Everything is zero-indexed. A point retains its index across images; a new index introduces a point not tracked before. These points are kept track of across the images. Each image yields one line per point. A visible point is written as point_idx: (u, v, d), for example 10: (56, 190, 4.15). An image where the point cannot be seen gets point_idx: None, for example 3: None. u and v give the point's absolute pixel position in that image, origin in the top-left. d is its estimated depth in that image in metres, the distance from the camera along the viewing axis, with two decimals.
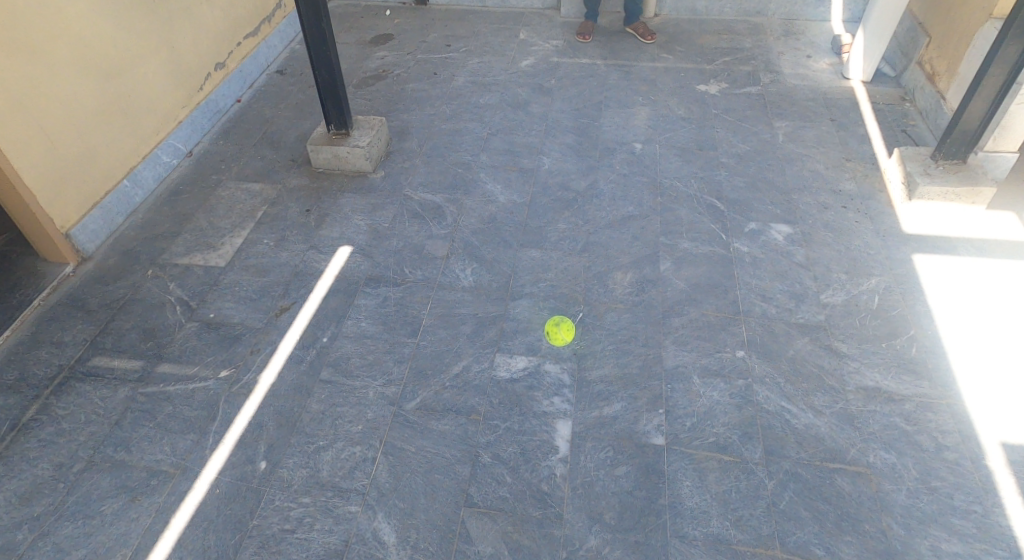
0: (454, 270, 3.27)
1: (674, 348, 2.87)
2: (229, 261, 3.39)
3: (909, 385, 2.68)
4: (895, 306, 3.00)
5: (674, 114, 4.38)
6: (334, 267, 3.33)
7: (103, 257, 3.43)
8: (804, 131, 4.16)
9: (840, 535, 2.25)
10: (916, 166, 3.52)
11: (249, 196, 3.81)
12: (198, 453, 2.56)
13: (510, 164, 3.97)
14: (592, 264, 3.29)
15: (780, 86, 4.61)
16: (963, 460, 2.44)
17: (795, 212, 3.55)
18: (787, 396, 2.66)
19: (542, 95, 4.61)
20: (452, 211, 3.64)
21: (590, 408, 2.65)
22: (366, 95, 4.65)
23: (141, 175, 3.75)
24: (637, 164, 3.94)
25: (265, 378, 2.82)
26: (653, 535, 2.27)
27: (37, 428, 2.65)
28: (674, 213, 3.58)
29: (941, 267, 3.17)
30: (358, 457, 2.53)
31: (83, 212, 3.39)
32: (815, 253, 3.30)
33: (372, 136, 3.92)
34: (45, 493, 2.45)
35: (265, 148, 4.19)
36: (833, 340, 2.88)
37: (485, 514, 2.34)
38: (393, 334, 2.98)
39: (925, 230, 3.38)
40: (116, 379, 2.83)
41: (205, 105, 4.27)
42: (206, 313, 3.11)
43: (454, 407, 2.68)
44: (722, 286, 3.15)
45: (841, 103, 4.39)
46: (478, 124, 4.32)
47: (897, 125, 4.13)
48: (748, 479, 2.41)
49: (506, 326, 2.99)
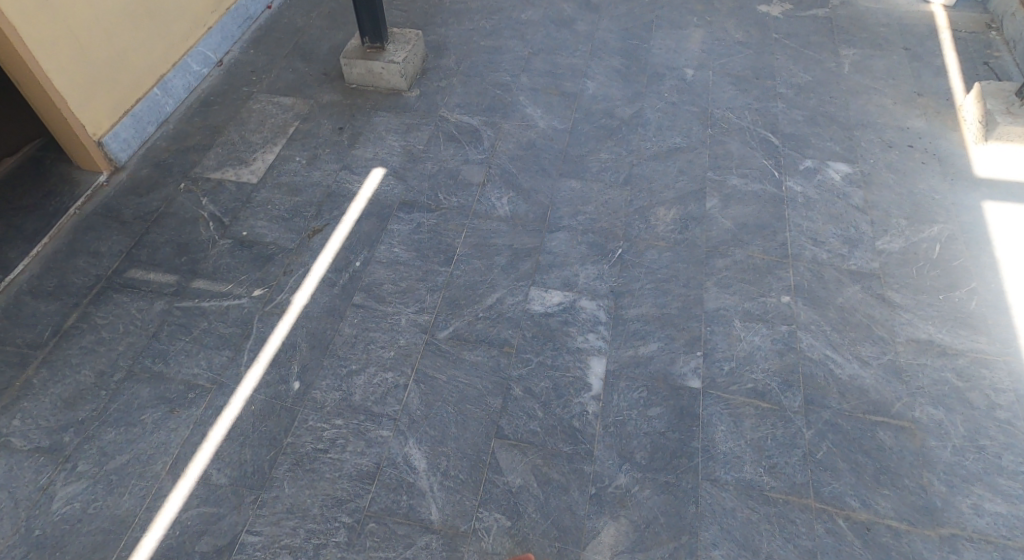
0: (490, 198, 3.16)
1: (717, 290, 2.76)
2: (261, 178, 3.32)
3: (965, 340, 2.55)
4: (957, 256, 2.82)
5: (731, 37, 4.06)
6: (368, 189, 3.24)
7: (136, 168, 3.38)
8: (873, 60, 3.82)
9: (877, 488, 2.20)
10: (997, 104, 3.24)
11: (280, 111, 3.69)
12: (233, 370, 2.59)
13: (552, 87, 3.75)
14: (634, 198, 3.13)
15: (850, 9, 4.22)
16: (1016, 420, 2.34)
17: (856, 150, 3.31)
18: (832, 345, 2.56)
19: (588, 12, 4.30)
20: (490, 135, 3.48)
21: (626, 347, 2.60)
22: (402, 6, 4.38)
23: (171, 83, 3.64)
24: (688, 91, 3.69)
25: (298, 299, 2.80)
26: (685, 477, 2.25)
27: (78, 336, 2.70)
28: (725, 146, 3.37)
29: (1012, 216, 2.96)
30: (390, 383, 2.53)
31: (114, 121, 3.33)
32: (874, 195, 3.10)
33: (408, 51, 3.72)
34: (88, 399, 2.52)
35: (297, 60, 4.02)
36: (887, 289, 2.73)
37: (515, 447, 2.34)
38: (427, 261, 2.92)
39: (999, 175, 3.14)
40: (152, 292, 2.85)
41: (234, 11, 4.08)
42: (238, 230, 3.08)
43: (487, 338, 2.64)
44: (771, 227, 2.99)
45: (917, 31, 4.00)
46: (519, 43, 4.07)
47: (979, 57, 3.77)
48: (786, 427, 2.35)
49: (543, 259, 2.90)
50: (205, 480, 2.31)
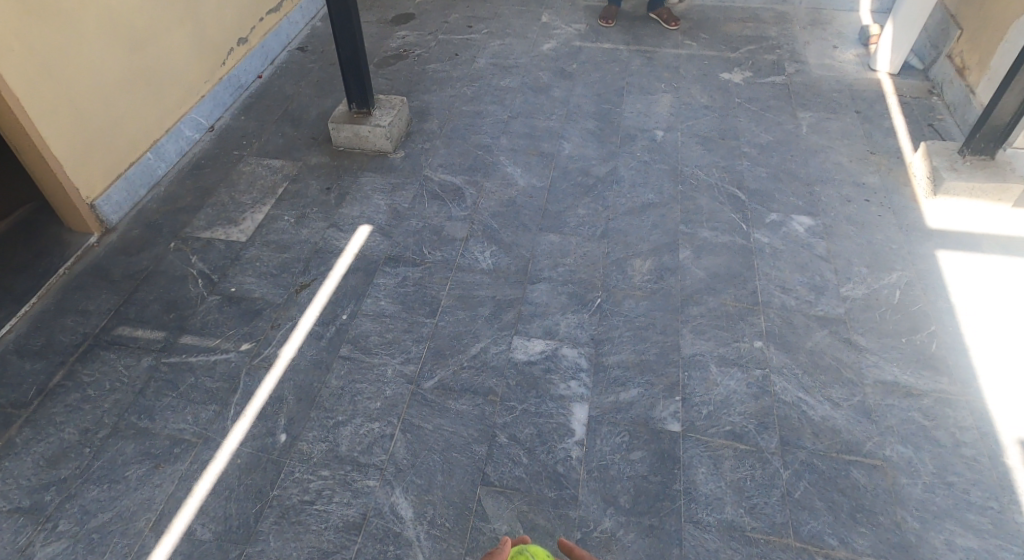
0: (474, 252, 3.28)
1: (692, 336, 2.87)
2: (250, 236, 3.41)
3: (928, 381, 2.67)
4: (916, 302, 2.99)
5: (697, 101, 4.34)
6: (354, 246, 3.34)
7: (127, 228, 3.46)
8: (828, 122, 4.11)
9: (854, 526, 2.27)
10: (942, 161, 3.49)
11: (269, 172, 3.83)
12: (219, 424, 2.61)
13: (530, 148, 3.96)
14: (611, 250, 3.28)
15: (805, 76, 4.56)
16: (981, 456, 2.44)
17: (817, 204, 3.53)
18: (804, 388, 2.67)
19: (563, 80, 4.58)
20: (472, 193, 3.64)
21: (607, 393, 2.67)
22: (387, 75, 4.64)
23: (164, 148, 3.78)
24: (659, 151, 3.92)
25: (285, 353, 2.85)
26: (668, 520, 2.29)
27: (63, 394, 2.71)
28: (695, 201, 3.56)
29: (964, 263, 3.15)
30: (377, 433, 2.56)
31: (107, 183, 3.43)
32: (836, 246, 3.28)
33: (394, 115, 3.92)
34: (71, 457, 2.51)
35: (286, 125, 4.20)
36: (852, 333, 2.87)
37: (501, 493, 2.37)
38: (412, 313, 3.00)
39: (950, 225, 3.35)
40: (140, 348, 2.88)
41: (227, 81, 4.28)
42: (227, 286, 3.15)
43: (472, 387, 2.70)
44: (741, 276, 3.14)
45: (867, 95, 4.33)
46: (499, 107, 4.31)
47: (924, 119, 4.09)
48: (764, 468, 2.42)
49: (525, 309, 3.00)
50: (190, 536, 2.29)
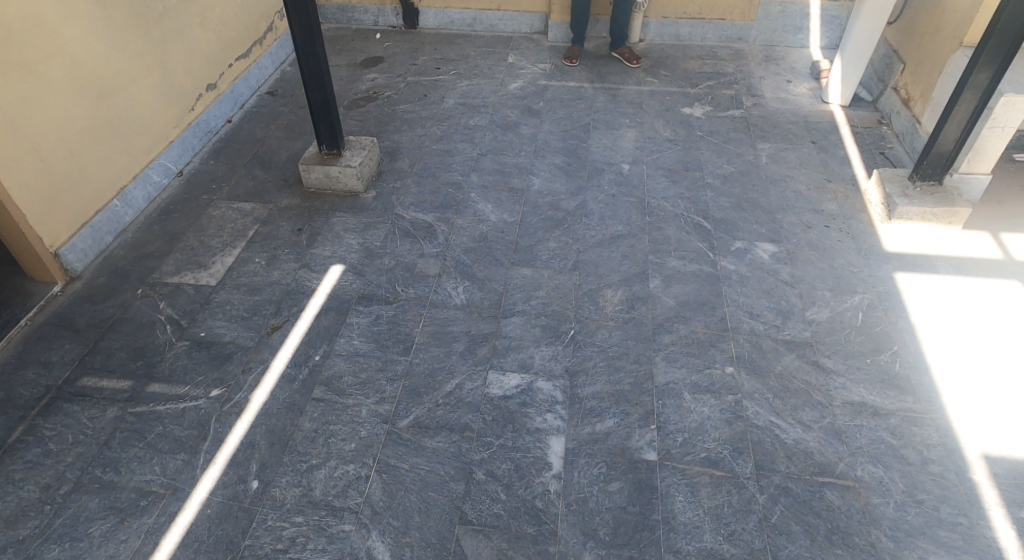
0: (447, 288, 3.30)
1: (665, 364, 2.91)
2: (220, 279, 3.39)
3: (894, 400, 2.74)
4: (879, 323, 3.08)
5: (661, 135, 4.48)
6: (326, 286, 3.33)
7: (92, 276, 3.41)
8: (786, 152, 4.27)
9: (830, 548, 2.29)
10: (895, 187, 3.64)
11: (240, 215, 3.82)
12: (188, 473, 2.54)
13: (500, 184, 4.03)
14: (582, 281, 3.33)
15: (763, 109, 4.74)
16: (948, 472, 2.49)
17: (779, 231, 3.64)
18: (776, 412, 2.71)
19: (531, 117, 4.70)
20: (444, 229, 3.68)
21: (583, 424, 2.68)
22: (357, 116, 4.70)
23: (131, 195, 3.75)
24: (626, 184, 4.02)
25: (256, 397, 2.81)
26: (648, 550, 2.29)
27: (23, 449, 2.62)
28: (662, 232, 3.64)
29: (922, 285, 3.26)
30: (352, 475, 2.52)
31: (72, 231, 3.38)
32: (800, 271, 3.38)
33: (364, 156, 3.96)
34: (31, 516, 2.41)
35: (256, 168, 4.21)
36: (819, 355, 2.94)
37: (480, 532, 2.34)
38: (386, 351, 2.99)
39: (906, 248, 3.49)
40: (105, 398, 2.81)
41: (196, 126, 4.29)
42: (197, 331, 3.10)
43: (448, 424, 2.68)
44: (710, 303, 3.21)
45: (821, 126, 4.52)
46: (468, 145, 4.39)
47: (875, 148, 4.28)
48: (740, 493, 2.44)
49: (499, 343, 3.01)
50: None
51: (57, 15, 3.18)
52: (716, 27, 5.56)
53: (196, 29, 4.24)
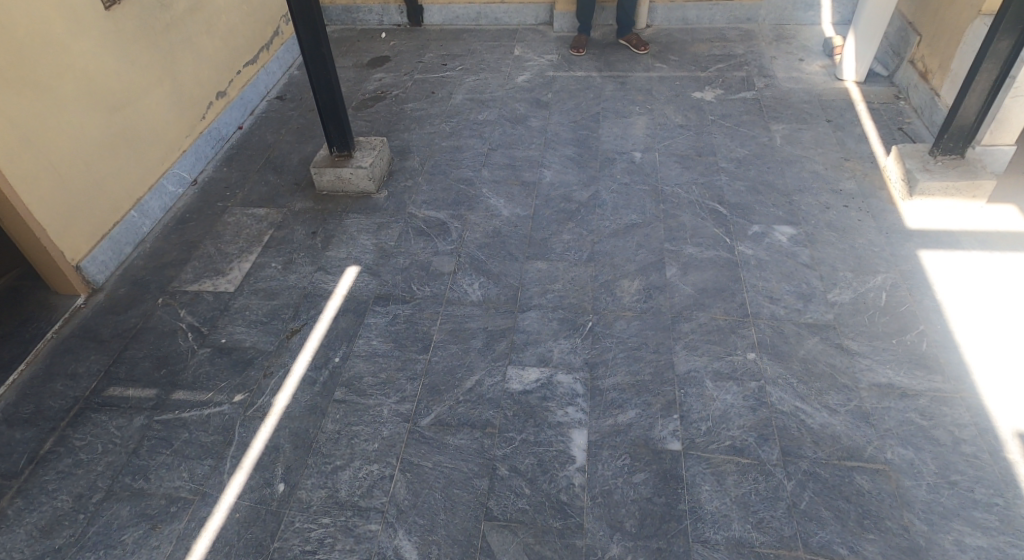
0: (463, 285, 3.29)
1: (686, 353, 2.88)
2: (238, 285, 3.41)
3: (922, 380, 2.68)
4: (903, 302, 3.01)
5: (672, 122, 4.42)
6: (343, 287, 3.35)
7: (113, 288, 3.45)
8: (801, 132, 4.20)
9: (863, 533, 2.25)
10: (915, 162, 3.55)
11: (255, 221, 3.85)
12: (216, 478, 2.57)
13: (512, 178, 4.01)
14: (599, 273, 3.30)
15: (775, 90, 4.66)
16: (982, 452, 2.44)
17: (798, 213, 3.57)
18: (801, 397, 2.67)
19: (540, 109, 4.66)
20: (457, 226, 3.67)
21: (604, 417, 2.66)
22: (366, 117, 4.71)
23: (148, 205, 3.79)
24: (638, 173, 3.97)
25: (278, 401, 2.83)
26: (675, 541, 2.27)
27: (55, 460, 2.66)
28: (678, 219, 3.60)
29: (947, 262, 3.19)
30: (376, 475, 2.53)
31: (92, 245, 3.42)
32: (820, 252, 3.32)
33: (375, 156, 3.96)
34: (66, 525, 2.46)
35: (269, 173, 4.23)
36: (843, 338, 2.89)
37: (506, 527, 2.34)
38: (405, 351, 3.00)
39: (929, 225, 3.41)
40: (131, 407, 2.85)
41: (207, 134, 4.33)
42: (218, 338, 3.13)
43: (469, 421, 2.68)
44: (729, 289, 3.16)
45: (836, 104, 4.43)
46: (478, 141, 4.37)
47: (893, 124, 4.18)
48: (767, 480, 2.41)
49: (517, 338, 3.00)
50: None
51: (66, 31, 3.22)
52: (724, 9, 5.47)
53: (204, 36, 4.27)
